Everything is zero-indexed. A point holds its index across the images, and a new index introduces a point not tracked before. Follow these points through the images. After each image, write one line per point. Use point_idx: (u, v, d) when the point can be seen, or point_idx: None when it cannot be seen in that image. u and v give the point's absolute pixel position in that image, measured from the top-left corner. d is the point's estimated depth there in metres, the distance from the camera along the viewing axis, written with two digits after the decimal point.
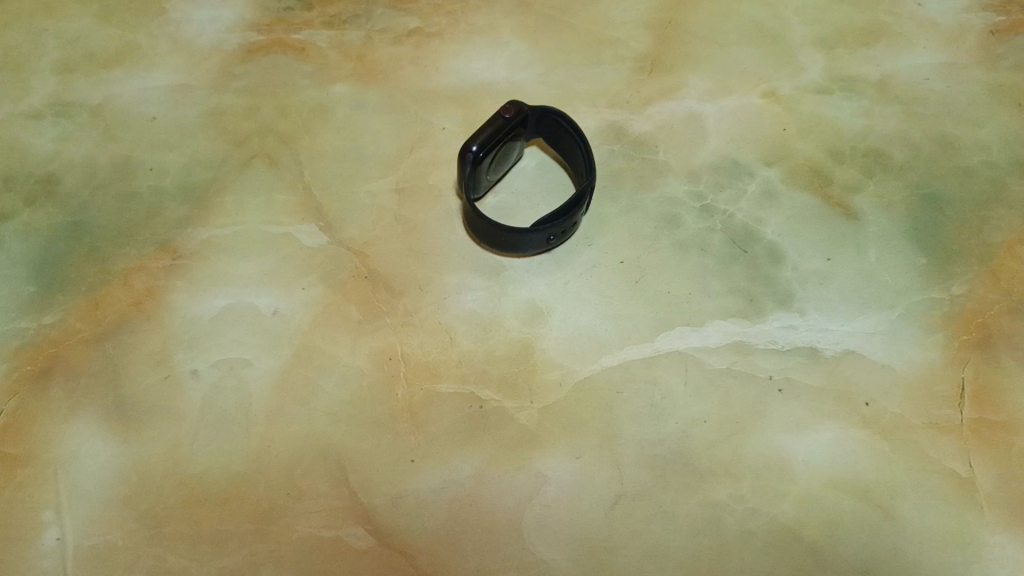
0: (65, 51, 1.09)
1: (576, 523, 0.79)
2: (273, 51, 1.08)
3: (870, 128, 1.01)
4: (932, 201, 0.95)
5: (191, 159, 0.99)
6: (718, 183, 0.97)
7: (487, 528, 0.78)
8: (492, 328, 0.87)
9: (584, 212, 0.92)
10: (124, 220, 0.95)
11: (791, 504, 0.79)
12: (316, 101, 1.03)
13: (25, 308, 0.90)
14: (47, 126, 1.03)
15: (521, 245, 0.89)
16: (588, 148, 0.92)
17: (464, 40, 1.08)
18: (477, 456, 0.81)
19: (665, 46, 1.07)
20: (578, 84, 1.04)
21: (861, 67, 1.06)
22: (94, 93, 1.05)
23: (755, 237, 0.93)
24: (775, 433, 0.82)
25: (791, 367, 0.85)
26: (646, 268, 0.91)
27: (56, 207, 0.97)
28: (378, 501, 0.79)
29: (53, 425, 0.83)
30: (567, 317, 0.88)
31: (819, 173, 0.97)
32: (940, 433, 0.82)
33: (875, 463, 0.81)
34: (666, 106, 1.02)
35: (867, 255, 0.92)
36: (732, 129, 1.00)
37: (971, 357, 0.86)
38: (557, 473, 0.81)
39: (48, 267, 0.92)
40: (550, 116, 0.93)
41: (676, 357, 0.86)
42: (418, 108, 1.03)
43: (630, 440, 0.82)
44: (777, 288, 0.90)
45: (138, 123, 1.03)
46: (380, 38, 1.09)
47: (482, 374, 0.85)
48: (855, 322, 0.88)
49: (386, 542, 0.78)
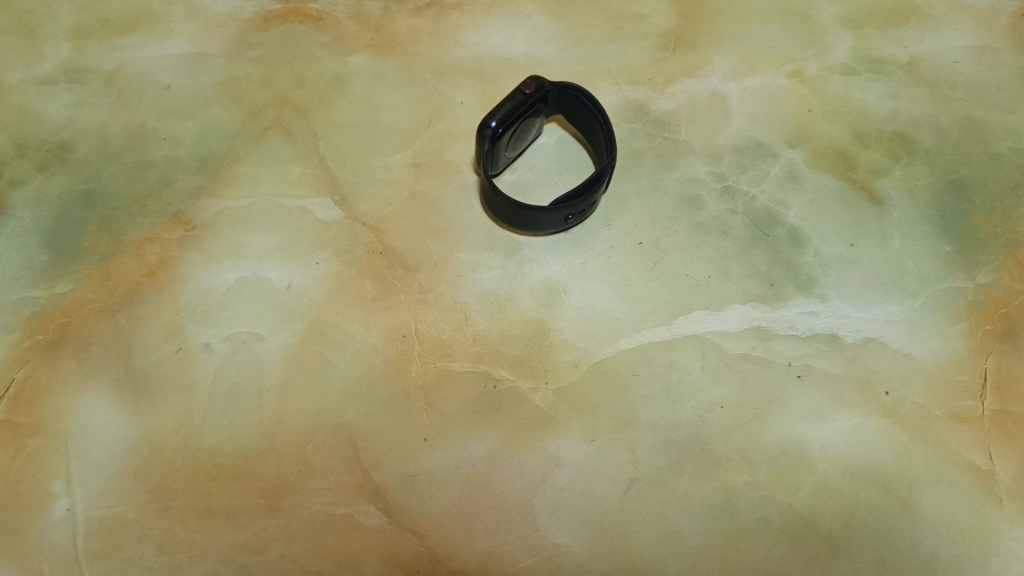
0: (78, 16, 1.07)
1: (589, 506, 0.78)
2: (289, 20, 1.06)
3: (897, 111, 0.99)
4: (958, 187, 0.93)
5: (205, 129, 0.98)
6: (740, 164, 0.95)
7: (499, 510, 0.78)
8: (507, 307, 0.86)
9: (603, 192, 0.90)
10: (137, 189, 0.94)
11: (807, 492, 0.78)
12: (333, 73, 1.02)
13: (36, 276, 0.89)
14: (60, 93, 1.02)
15: (538, 224, 0.87)
16: (609, 125, 0.90)
17: (484, 12, 1.06)
18: (490, 437, 0.80)
19: (689, 22, 1.05)
20: (600, 60, 1.02)
21: (890, 49, 1.03)
22: (109, 60, 1.04)
23: (778, 220, 0.91)
24: (794, 421, 0.81)
25: (811, 354, 0.84)
26: (666, 250, 0.89)
27: (69, 175, 0.96)
28: (390, 479, 0.79)
29: (63, 395, 0.83)
30: (583, 299, 0.87)
31: (843, 156, 0.95)
32: (961, 424, 0.81)
33: (893, 454, 0.80)
34: (689, 84, 1.00)
35: (892, 242, 0.90)
36: (756, 109, 0.98)
37: (994, 347, 0.84)
38: (570, 456, 0.80)
39: (61, 235, 0.92)
40: (571, 92, 0.91)
41: (694, 341, 0.84)
42: (436, 81, 1.01)
43: (645, 424, 0.81)
44: (798, 273, 0.88)
45: (152, 92, 1.01)
46: (399, 9, 1.07)
47: (497, 353, 0.84)
48: (877, 309, 0.86)
49: (398, 521, 0.77)
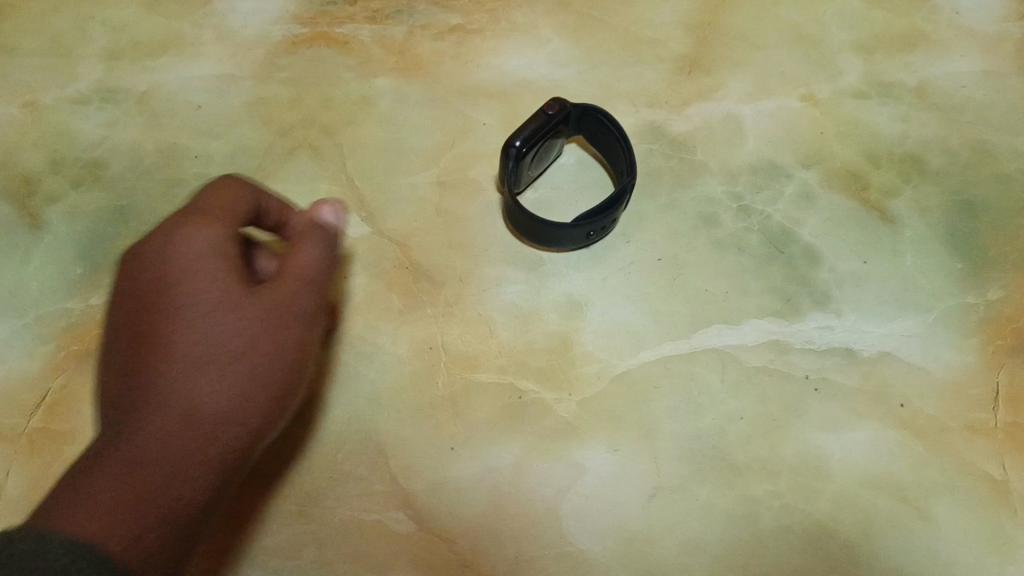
0: (111, 37, 1.11)
1: (613, 514, 0.80)
2: (316, 43, 1.09)
3: (907, 133, 1.02)
4: (968, 207, 0.96)
5: (236, 148, 1.02)
6: (755, 184, 0.98)
7: (525, 517, 0.80)
8: (531, 320, 0.89)
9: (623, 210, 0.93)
10: (170, 205, 0.97)
11: (826, 501, 0.80)
12: (359, 94, 1.05)
13: (73, 289, 0.92)
14: (95, 112, 1.05)
15: (560, 240, 0.90)
16: (629, 146, 0.92)
17: (505, 36, 1.10)
18: (516, 445, 0.82)
19: (704, 47, 1.08)
20: (618, 83, 1.06)
21: (899, 73, 1.06)
22: (141, 80, 1.07)
23: (792, 238, 0.94)
24: (812, 432, 0.83)
25: (828, 367, 0.86)
26: (685, 266, 0.92)
27: (103, 191, 0.99)
28: (418, 486, 0.81)
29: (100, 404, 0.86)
30: (605, 312, 0.89)
31: (855, 176, 0.98)
32: (975, 436, 0.83)
33: (910, 465, 0.82)
34: (705, 107, 1.03)
35: (904, 259, 0.93)
36: (770, 131, 1.01)
37: (1005, 361, 0.87)
38: (594, 465, 0.82)
39: (96, 249, 0.94)
40: (593, 114, 0.94)
41: (714, 354, 0.87)
42: (459, 103, 1.04)
43: (667, 435, 0.83)
44: (813, 289, 0.91)
45: (184, 112, 1.04)
46: (422, 33, 1.10)
47: (522, 365, 0.86)
48: (892, 324, 0.89)
49: (427, 526, 0.80)
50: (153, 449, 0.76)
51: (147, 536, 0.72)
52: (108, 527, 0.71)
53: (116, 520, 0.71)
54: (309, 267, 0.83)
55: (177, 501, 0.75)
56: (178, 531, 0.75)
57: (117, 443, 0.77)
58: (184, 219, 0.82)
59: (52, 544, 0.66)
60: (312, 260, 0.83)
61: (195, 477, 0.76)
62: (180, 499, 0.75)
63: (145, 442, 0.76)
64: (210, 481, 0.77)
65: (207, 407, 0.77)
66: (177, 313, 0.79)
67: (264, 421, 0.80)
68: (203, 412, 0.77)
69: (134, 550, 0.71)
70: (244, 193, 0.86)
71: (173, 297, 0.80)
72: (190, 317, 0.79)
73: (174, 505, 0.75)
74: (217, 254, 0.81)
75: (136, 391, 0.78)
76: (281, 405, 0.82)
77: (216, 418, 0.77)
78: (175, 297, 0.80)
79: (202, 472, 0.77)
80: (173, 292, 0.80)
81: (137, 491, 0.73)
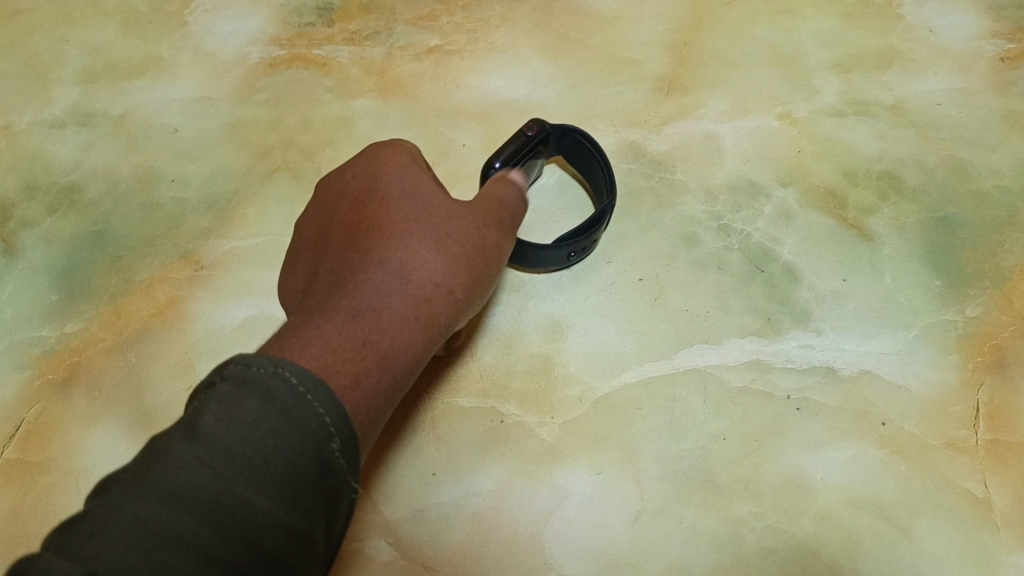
0: (88, 61, 1.10)
1: (597, 538, 0.79)
2: (294, 65, 1.09)
3: (885, 151, 1.02)
4: (945, 225, 0.97)
5: (214, 171, 1.01)
6: (735, 203, 0.98)
7: (507, 543, 0.78)
8: (512, 343, 0.89)
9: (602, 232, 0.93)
10: (146, 230, 0.96)
11: (809, 521, 0.79)
12: (338, 116, 1.05)
13: (47, 316, 0.90)
14: (70, 135, 1.04)
15: (540, 261, 0.90)
16: (608, 165, 0.92)
17: (484, 58, 1.10)
18: (499, 470, 0.82)
19: (682, 67, 1.09)
20: (597, 103, 1.06)
21: (876, 92, 1.07)
22: (117, 103, 1.07)
23: (773, 257, 0.94)
24: (795, 452, 0.83)
25: (810, 386, 0.86)
26: (665, 286, 0.92)
27: (78, 216, 0.98)
28: (400, 514, 0.80)
29: (75, 433, 0.84)
30: (587, 333, 0.89)
31: (834, 195, 0.99)
32: (956, 453, 0.82)
33: (892, 483, 0.81)
34: (684, 126, 1.04)
35: (883, 277, 0.93)
36: (749, 150, 1.02)
37: (985, 379, 0.86)
38: (577, 488, 0.81)
39: (71, 275, 0.93)
40: (571, 135, 0.94)
41: (695, 374, 0.87)
42: (439, 124, 1.04)
43: (649, 457, 0.82)
44: (793, 308, 0.91)
45: (160, 135, 1.04)
46: (401, 55, 1.10)
47: (504, 388, 0.86)
48: (872, 342, 0.89)
49: (409, 554, 0.78)
50: (374, 300, 0.68)
51: (364, 383, 0.62)
52: (349, 384, 0.61)
53: (344, 365, 0.62)
54: (508, 196, 0.81)
55: (385, 354, 0.65)
56: (390, 386, 0.64)
57: (312, 311, 0.68)
58: (383, 146, 0.82)
59: (283, 370, 0.57)
60: (509, 190, 0.81)
61: (411, 336, 0.67)
62: (388, 348, 0.65)
63: (372, 301, 0.68)
64: (421, 342, 0.68)
65: (431, 277, 0.70)
66: (390, 198, 0.76)
67: (473, 287, 0.72)
68: (429, 284, 0.70)
69: (352, 394, 0.61)
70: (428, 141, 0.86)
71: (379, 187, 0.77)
72: (404, 204, 0.75)
73: (385, 366, 0.65)
74: (416, 163, 0.79)
75: (344, 265, 0.71)
76: (482, 292, 0.75)
77: (438, 288, 0.70)
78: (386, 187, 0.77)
79: (416, 328, 0.68)
80: (393, 187, 0.77)
81: (347, 337, 0.64)
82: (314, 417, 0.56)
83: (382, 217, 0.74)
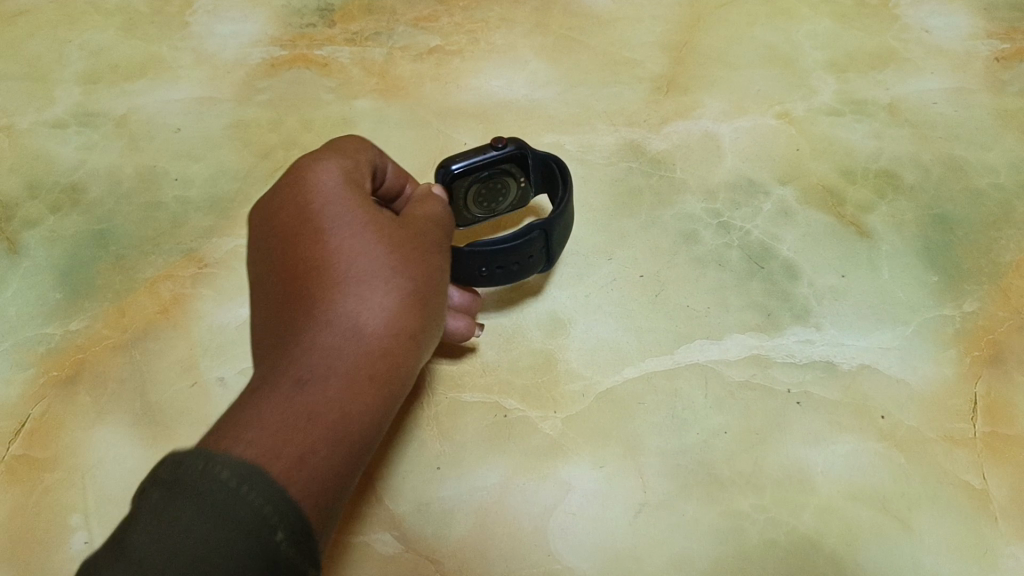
0: (90, 62, 1.11)
1: (601, 530, 0.79)
2: (295, 66, 1.10)
3: (881, 150, 1.04)
4: (942, 221, 0.98)
5: (216, 170, 1.01)
6: (734, 201, 0.99)
7: (511, 537, 0.79)
8: (515, 340, 0.90)
9: (543, 255, 0.85)
10: (150, 229, 0.97)
11: (810, 514, 0.80)
12: (339, 116, 1.05)
13: (51, 314, 0.91)
14: (72, 135, 1.05)
15: (457, 268, 0.83)
16: (570, 198, 0.85)
17: (484, 58, 1.11)
18: (503, 465, 0.82)
19: (680, 67, 1.10)
20: (596, 103, 1.07)
21: (872, 91, 1.09)
22: (119, 104, 1.07)
23: (772, 254, 0.95)
24: (795, 445, 0.83)
25: (809, 381, 0.87)
26: (666, 282, 0.93)
27: (81, 215, 0.98)
28: (404, 508, 0.80)
29: (80, 430, 0.84)
30: (588, 329, 0.90)
31: (832, 192, 1.00)
32: (955, 446, 0.83)
33: (892, 476, 0.82)
34: (683, 125, 1.05)
35: (882, 273, 0.94)
36: (748, 148, 1.03)
37: (982, 372, 0.87)
38: (580, 482, 0.82)
39: (75, 274, 0.93)
40: (548, 164, 0.89)
41: (696, 369, 0.87)
42: (439, 124, 1.05)
43: (652, 451, 0.83)
44: (793, 303, 0.92)
45: (163, 135, 1.04)
46: (402, 55, 1.11)
47: (506, 384, 0.87)
48: (871, 337, 0.90)
49: (414, 548, 0.78)
50: (321, 369, 0.68)
51: (313, 461, 0.63)
52: (299, 460, 0.62)
53: (290, 442, 0.63)
54: (429, 222, 0.79)
55: (336, 421, 0.66)
56: (347, 452, 0.66)
57: (261, 381, 0.69)
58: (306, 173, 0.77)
59: (216, 466, 0.58)
60: (437, 214, 0.80)
61: (364, 396, 0.68)
62: (337, 417, 0.66)
63: (318, 367, 0.68)
64: (375, 400, 0.69)
65: (377, 327, 0.71)
66: (326, 242, 0.73)
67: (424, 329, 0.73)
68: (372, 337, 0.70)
69: (301, 474, 0.61)
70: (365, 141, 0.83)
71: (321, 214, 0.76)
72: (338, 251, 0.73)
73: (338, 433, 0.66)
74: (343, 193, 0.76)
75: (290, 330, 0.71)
76: (434, 327, 0.76)
77: (384, 341, 0.71)
78: (321, 223, 0.74)
79: (368, 390, 0.69)
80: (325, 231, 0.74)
81: (290, 419, 0.64)
82: (250, 508, 0.56)
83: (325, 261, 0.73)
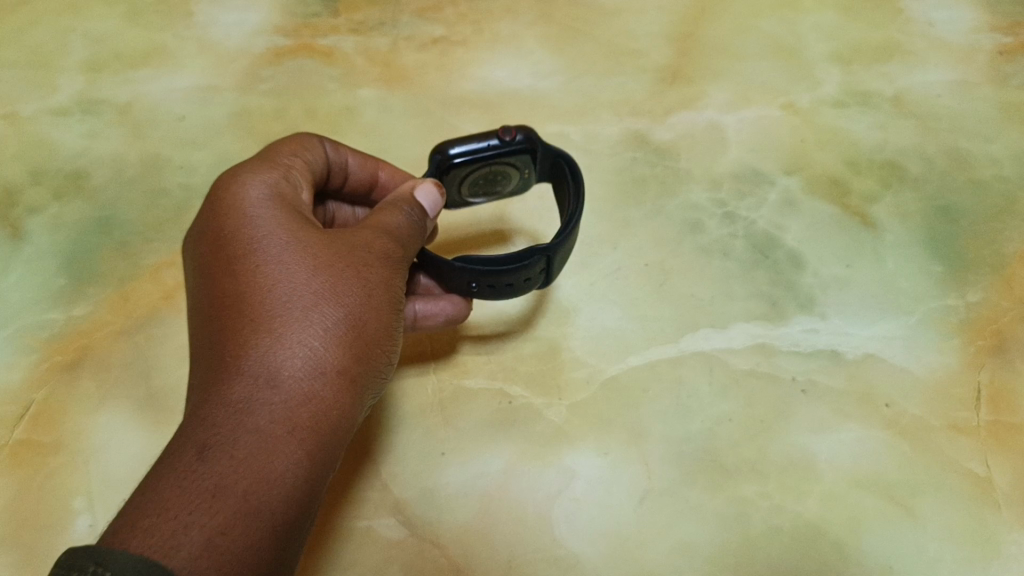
0: (93, 50, 1.10)
1: (605, 516, 0.79)
2: (299, 55, 1.10)
3: (885, 141, 1.04)
4: (946, 213, 0.98)
5: (220, 158, 1.01)
6: (739, 191, 0.99)
7: (515, 523, 0.79)
8: (519, 328, 0.90)
9: (539, 276, 0.81)
10: (153, 216, 0.97)
11: (815, 501, 0.80)
12: (343, 104, 1.05)
13: (54, 300, 0.91)
14: (75, 123, 1.04)
15: (446, 278, 0.80)
16: (577, 207, 0.80)
17: (488, 48, 1.11)
18: (508, 451, 0.82)
19: (685, 58, 1.10)
20: (601, 93, 1.07)
21: (876, 83, 1.09)
22: (122, 91, 1.07)
23: (777, 243, 0.95)
24: (800, 433, 0.83)
25: (814, 369, 0.87)
26: (670, 271, 0.93)
27: (85, 202, 0.98)
28: (409, 494, 0.80)
29: (83, 415, 0.84)
30: (593, 317, 0.90)
31: (836, 183, 1.00)
32: (959, 434, 0.83)
33: (896, 464, 0.82)
34: (687, 116, 1.05)
35: (886, 263, 0.94)
36: (752, 139, 1.03)
37: (986, 362, 0.87)
38: (585, 469, 0.81)
39: (78, 259, 0.93)
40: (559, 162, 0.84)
41: (700, 357, 0.87)
42: (444, 113, 1.05)
43: (656, 438, 0.83)
44: (797, 293, 0.92)
45: (166, 122, 1.04)
46: (406, 45, 1.11)
47: (511, 371, 0.87)
48: (876, 326, 0.90)
49: (419, 533, 0.78)
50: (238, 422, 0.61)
51: (223, 530, 0.56)
52: (208, 535, 0.55)
53: (195, 516, 0.55)
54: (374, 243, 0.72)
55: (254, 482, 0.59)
56: (267, 516, 0.58)
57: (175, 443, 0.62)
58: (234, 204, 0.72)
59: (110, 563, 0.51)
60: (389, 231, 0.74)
61: (288, 450, 0.61)
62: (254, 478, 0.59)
63: (229, 425, 0.61)
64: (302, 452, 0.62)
65: (301, 370, 0.64)
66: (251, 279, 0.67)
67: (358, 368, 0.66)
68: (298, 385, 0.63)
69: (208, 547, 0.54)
70: (295, 162, 0.79)
71: (236, 256, 0.69)
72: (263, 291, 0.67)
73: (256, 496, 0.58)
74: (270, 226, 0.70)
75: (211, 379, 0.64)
76: (374, 362, 0.69)
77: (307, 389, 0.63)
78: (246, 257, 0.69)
79: (293, 443, 0.61)
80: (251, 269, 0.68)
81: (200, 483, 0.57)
82: None
83: (240, 309, 0.66)
